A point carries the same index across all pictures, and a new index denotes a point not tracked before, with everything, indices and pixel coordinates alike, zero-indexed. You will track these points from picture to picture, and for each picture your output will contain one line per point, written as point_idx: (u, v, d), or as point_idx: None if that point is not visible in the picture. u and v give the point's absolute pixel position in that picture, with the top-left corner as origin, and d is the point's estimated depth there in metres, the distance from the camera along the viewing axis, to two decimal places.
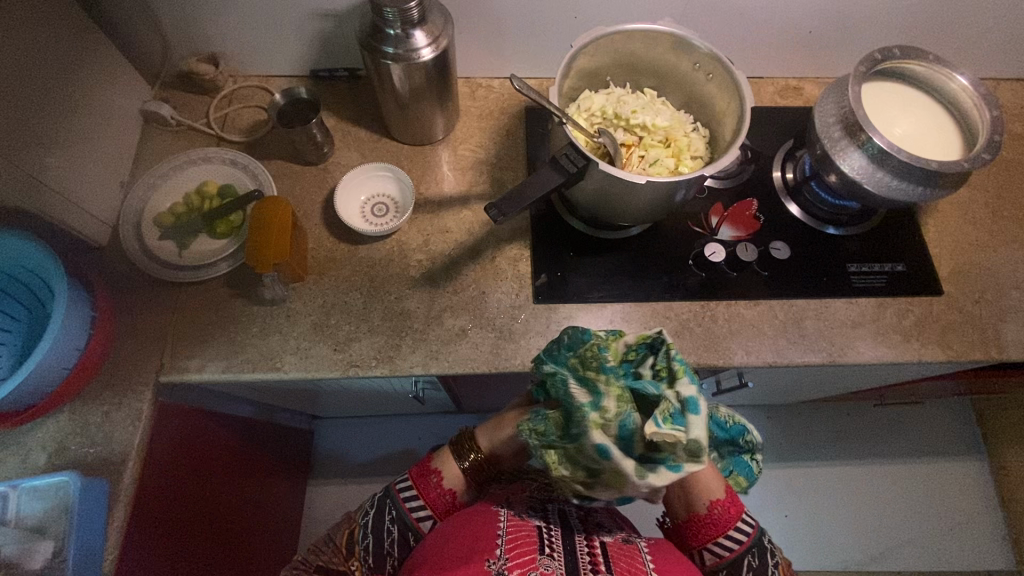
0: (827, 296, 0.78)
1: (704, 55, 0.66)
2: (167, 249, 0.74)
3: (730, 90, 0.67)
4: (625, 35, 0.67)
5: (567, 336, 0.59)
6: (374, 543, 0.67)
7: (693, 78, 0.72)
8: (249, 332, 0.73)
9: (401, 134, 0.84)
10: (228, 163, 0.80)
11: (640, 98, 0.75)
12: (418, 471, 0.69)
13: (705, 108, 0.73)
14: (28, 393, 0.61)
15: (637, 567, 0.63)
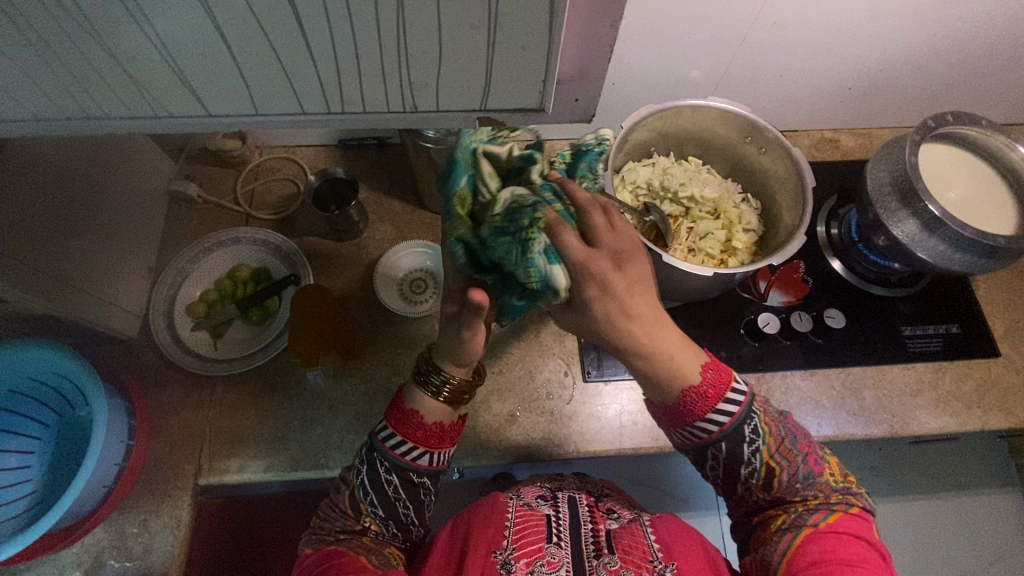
0: (883, 363, 0.76)
1: (760, 131, 0.64)
2: (201, 340, 0.71)
3: (787, 166, 0.65)
4: (677, 110, 0.65)
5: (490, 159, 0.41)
6: (380, 497, 0.57)
7: (743, 150, 0.69)
8: (290, 425, 0.69)
9: (436, 206, 0.81)
10: (259, 242, 0.77)
11: (686, 167, 0.72)
12: (398, 410, 0.58)
13: (755, 178, 0.71)
14: (68, 516, 0.58)
15: (642, 545, 0.61)
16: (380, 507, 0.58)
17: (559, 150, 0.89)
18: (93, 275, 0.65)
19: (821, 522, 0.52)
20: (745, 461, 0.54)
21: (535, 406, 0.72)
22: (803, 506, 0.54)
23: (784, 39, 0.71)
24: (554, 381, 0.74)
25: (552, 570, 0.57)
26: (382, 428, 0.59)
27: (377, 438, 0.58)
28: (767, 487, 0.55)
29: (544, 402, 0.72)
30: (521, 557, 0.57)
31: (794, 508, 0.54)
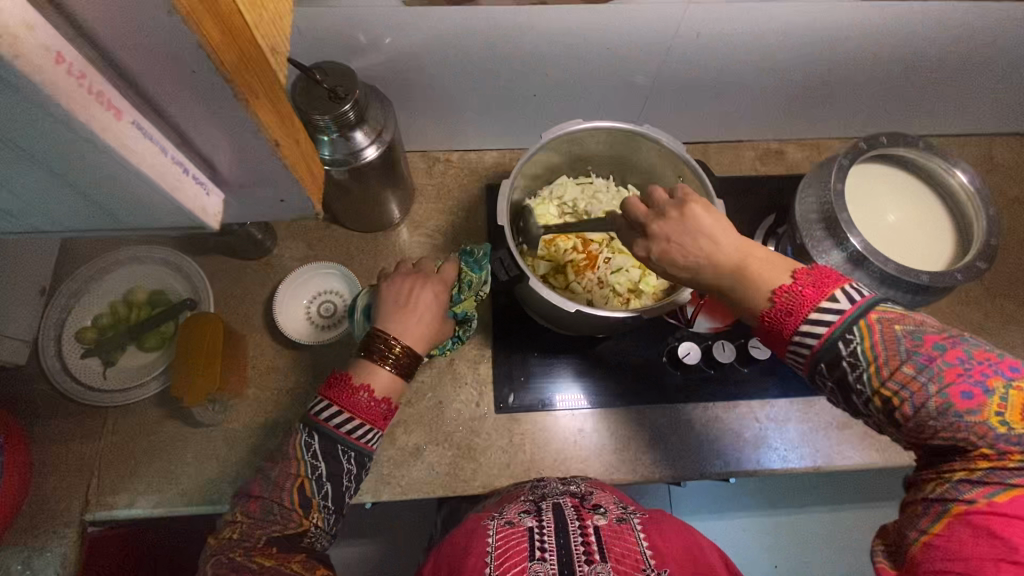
0: (811, 394, 0.73)
1: (687, 170, 0.60)
2: (91, 367, 0.68)
3: None
4: (602, 131, 0.61)
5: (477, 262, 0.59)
6: (336, 489, 0.51)
7: (668, 181, 0.66)
8: (183, 459, 0.67)
9: (350, 222, 0.77)
10: (157, 260, 0.72)
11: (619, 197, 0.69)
12: (340, 384, 0.52)
13: None
14: None
15: (634, 553, 0.52)
16: (331, 499, 0.51)
17: (487, 162, 0.84)
18: None
19: (984, 497, 0.36)
20: (854, 391, 0.41)
21: (443, 442, 0.69)
22: (969, 449, 0.37)
23: (711, 48, 0.66)
24: (464, 413, 0.70)
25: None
26: (316, 402, 0.52)
27: (315, 414, 0.51)
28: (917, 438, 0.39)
29: (452, 436, 0.69)
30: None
31: (951, 474, 0.38)
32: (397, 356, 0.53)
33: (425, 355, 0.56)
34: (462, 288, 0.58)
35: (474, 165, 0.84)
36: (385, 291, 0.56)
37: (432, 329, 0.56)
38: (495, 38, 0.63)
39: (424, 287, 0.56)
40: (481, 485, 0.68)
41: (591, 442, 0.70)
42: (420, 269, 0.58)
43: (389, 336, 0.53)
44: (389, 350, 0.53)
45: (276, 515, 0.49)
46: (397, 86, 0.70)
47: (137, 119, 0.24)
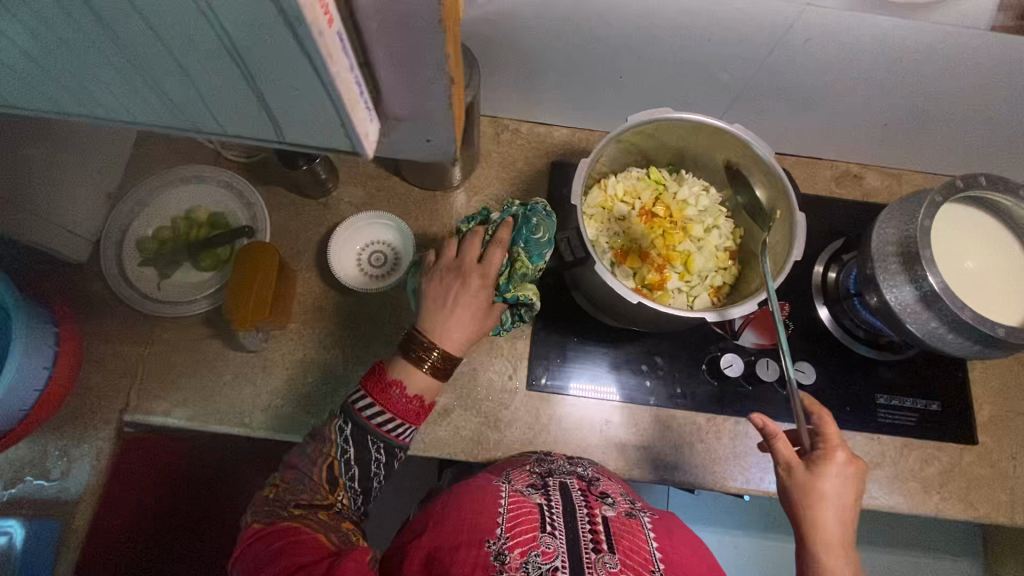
0: (847, 428, 0.71)
1: (775, 180, 0.58)
2: (147, 276, 0.69)
3: (784, 227, 0.58)
4: (692, 125, 0.59)
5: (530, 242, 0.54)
6: (362, 472, 0.53)
7: (751, 192, 0.63)
8: (221, 378, 0.68)
9: (413, 177, 0.77)
10: (223, 185, 0.74)
11: (695, 193, 0.67)
12: (380, 377, 0.53)
13: (752, 232, 0.65)
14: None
15: (643, 550, 0.53)
16: (358, 481, 0.53)
17: (556, 138, 0.82)
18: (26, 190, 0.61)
19: None
20: None
21: (470, 408, 0.70)
22: None
23: (817, 55, 0.63)
24: (496, 384, 0.71)
25: (547, 562, 0.49)
26: (355, 391, 0.53)
27: (351, 402, 0.53)
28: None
29: (481, 404, 0.70)
30: (515, 547, 0.50)
31: None
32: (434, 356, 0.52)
33: (464, 354, 0.54)
34: (512, 276, 0.54)
35: (543, 139, 0.82)
36: (430, 284, 0.55)
37: (472, 320, 0.53)
38: (595, 13, 0.60)
39: (464, 279, 0.53)
40: (501, 455, 0.68)
41: (616, 435, 0.70)
42: (462, 261, 0.55)
43: (425, 338, 0.52)
44: (427, 352, 0.52)
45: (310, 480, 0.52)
46: (482, 46, 0.69)
47: (340, 32, 0.24)
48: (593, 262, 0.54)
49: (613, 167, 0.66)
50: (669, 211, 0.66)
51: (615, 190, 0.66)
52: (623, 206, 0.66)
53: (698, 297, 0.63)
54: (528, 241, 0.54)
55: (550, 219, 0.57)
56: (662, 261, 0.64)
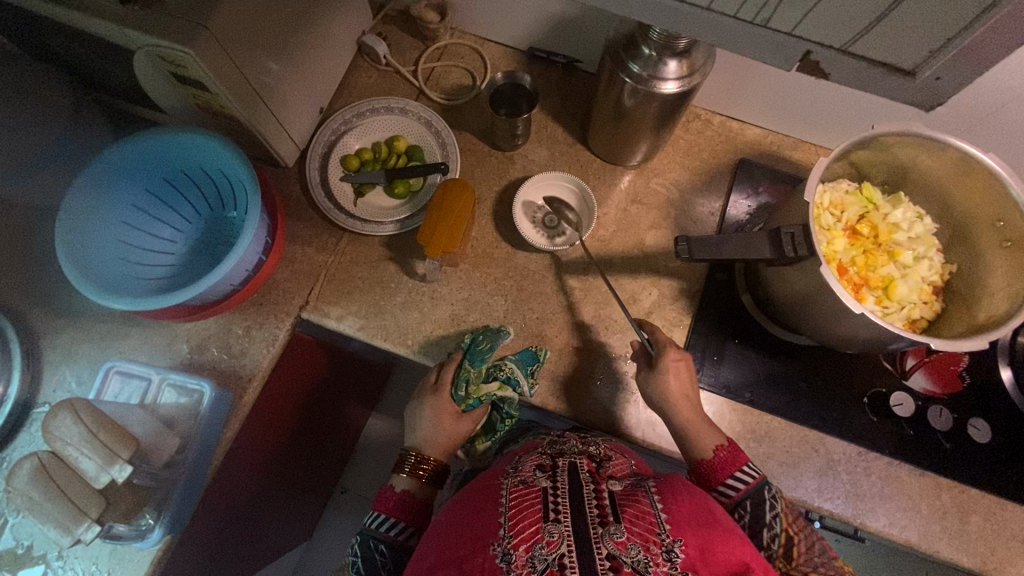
0: (1010, 498, 0.66)
1: (1021, 220, 0.54)
2: (344, 191, 0.74)
3: (1022, 270, 0.55)
4: (940, 146, 0.56)
5: (469, 372, 0.66)
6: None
7: (979, 229, 0.60)
8: (391, 299, 0.72)
9: (599, 148, 0.78)
10: (423, 121, 0.78)
11: (907, 215, 0.64)
12: (385, 495, 0.64)
13: (967, 269, 0.61)
14: (215, 292, 0.64)
15: (649, 517, 0.51)
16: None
17: (745, 136, 0.80)
18: (266, 88, 0.67)
19: None
20: None
21: (617, 383, 0.70)
22: None
23: None
24: None
25: (552, 551, 0.48)
26: (368, 516, 0.64)
27: (371, 526, 0.62)
28: (789, 558, 0.56)
29: (628, 382, 0.70)
30: (519, 544, 0.49)
31: None
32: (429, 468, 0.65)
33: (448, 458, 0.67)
34: (464, 389, 0.66)
35: (732, 136, 0.80)
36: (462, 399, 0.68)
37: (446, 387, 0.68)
38: None
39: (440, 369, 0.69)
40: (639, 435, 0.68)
41: (759, 444, 0.68)
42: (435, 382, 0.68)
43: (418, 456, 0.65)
44: (422, 465, 0.65)
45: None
46: None
47: None
48: (819, 263, 0.52)
49: (824, 174, 0.64)
50: (876, 232, 0.64)
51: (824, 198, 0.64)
52: (830, 216, 0.63)
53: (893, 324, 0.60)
54: (467, 367, 0.66)
55: (500, 338, 0.68)
56: (860, 281, 0.61)
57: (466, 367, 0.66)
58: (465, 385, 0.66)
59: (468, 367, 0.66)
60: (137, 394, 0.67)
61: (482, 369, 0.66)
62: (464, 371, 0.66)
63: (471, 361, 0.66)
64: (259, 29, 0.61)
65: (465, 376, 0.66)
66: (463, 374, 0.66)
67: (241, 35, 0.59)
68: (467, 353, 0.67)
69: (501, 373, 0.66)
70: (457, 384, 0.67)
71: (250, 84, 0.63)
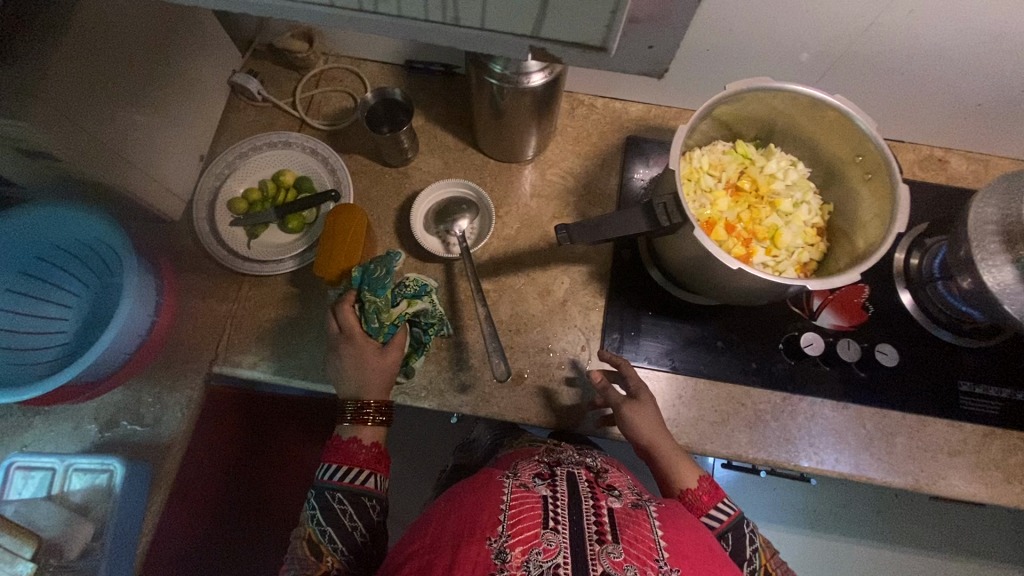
0: (928, 414, 0.69)
1: (875, 152, 0.57)
2: (236, 236, 0.72)
3: (884, 198, 0.57)
4: (791, 96, 0.58)
5: (373, 302, 0.63)
6: (337, 530, 0.58)
7: (845, 166, 0.62)
8: (304, 336, 0.71)
9: (490, 149, 0.78)
10: (308, 151, 0.76)
11: (780, 166, 0.66)
12: (336, 445, 0.63)
13: (842, 207, 0.64)
14: (106, 364, 0.61)
15: (648, 539, 0.52)
16: (337, 542, 0.58)
17: (631, 113, 0.82)
18: (129, 145, 0.63)
19: None
20: None
21: (543, 376, 0.71)
22: None
23: (919, 29, 0.61)
24: (569, 353, 0.72)
25: (548, 559, 0.49)
26: (322, 470, 0.61)
27: (323, 477, 0.60)
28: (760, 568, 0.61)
29: (554, 373, 0.71)
30: (516, 544, 0.49)
31: None
32: (372, 412, 0.63)
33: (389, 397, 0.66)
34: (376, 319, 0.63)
35: (618, 115, 0.82)
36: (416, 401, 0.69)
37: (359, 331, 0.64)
38: None
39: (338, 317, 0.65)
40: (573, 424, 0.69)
41: (688, 409, 0.69)
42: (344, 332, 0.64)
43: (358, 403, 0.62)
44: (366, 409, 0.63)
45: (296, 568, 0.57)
46: None
47: None
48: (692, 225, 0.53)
49: (697, 141, 0.66)
50: (756, 185, 0.66)
51: (700, 163, 0.66)
52: (710, 178, 0.65)
53: (785, 271, 0.62)
54: (369, 297, 0.63)
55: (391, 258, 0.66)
56: (748, 236, 0.63)
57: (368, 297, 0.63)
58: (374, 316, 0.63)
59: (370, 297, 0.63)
60: (44, 486, 0.64)
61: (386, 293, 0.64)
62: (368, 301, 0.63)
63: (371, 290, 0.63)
64: (101, 84, 0.58)
65: (371, 306, 0.63)
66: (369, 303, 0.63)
67: (80, 98, 0.56)
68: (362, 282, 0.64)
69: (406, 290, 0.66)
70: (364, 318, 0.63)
71: (106, 145, 0.60)
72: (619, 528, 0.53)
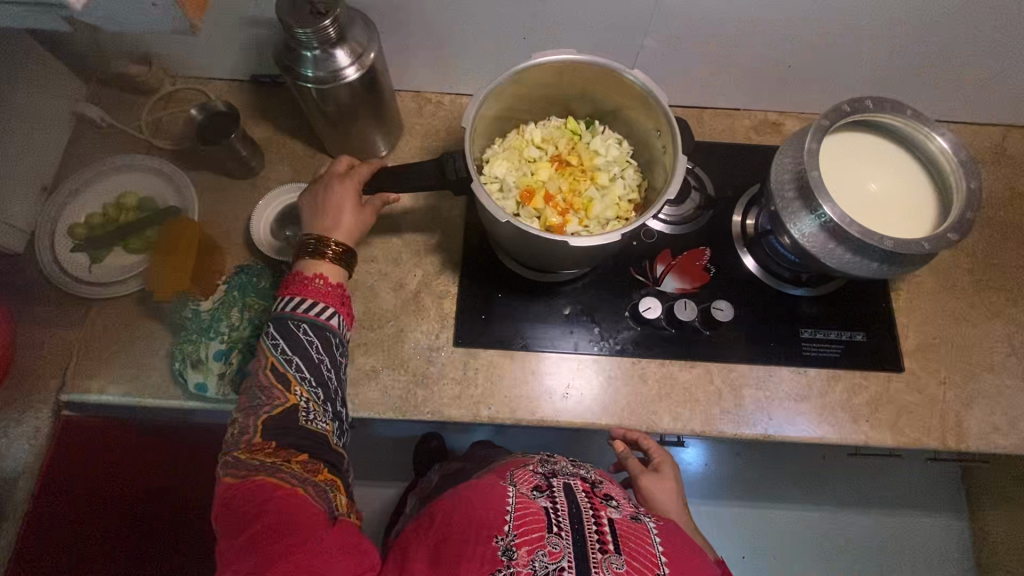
0: (774, 363, 0.72)
1: (665, 120, 0.59)
2: (78, 262, 0.72)
3: (673, 162, 0.59)
4: (590, 69, 0.60)
5: (260, 282, 0.71)
6: (305, 360, 0.58)
7: (652, 138, 0.65)
8: (154, 353, 0.70)
9: (337, 152, 0.80)
10: (155, 173, 0.78)
11: (600, 142, 0.69)
12: (295, 280, 0.61)
13: (654, 177, 0.66)
14: None
15: (649, 555, 0.56)
16: (307, 371, 0.58)
17: None
18: None
19: None
20: None
21: (398, 367, 0.71)
22: None
23: None
24: (423, 343, 0.72)
25: (554, 562, 0.52)
26: (284, 301, 0.60)
27: (284, 308, 0.59)
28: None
29: (408, 363, 0.71)
30: (522, 545, 0.53)
31: None
32: (334, 248, 0.63)
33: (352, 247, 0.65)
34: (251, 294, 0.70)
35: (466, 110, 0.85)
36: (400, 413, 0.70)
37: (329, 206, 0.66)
38: None
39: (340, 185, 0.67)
40: (429, 411, 0.69)
41: (543, 384, 0.70)
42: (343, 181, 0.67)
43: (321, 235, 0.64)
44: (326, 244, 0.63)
45: (263, 397, 0.57)
46: (386, 15, 0.72)
47: None
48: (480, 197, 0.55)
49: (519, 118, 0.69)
50: (581, 160, 0.68)
51: (523, 139, 0.68)
52: (537, 150, 0.68)
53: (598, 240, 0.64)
54: (258, 279, 0.71)
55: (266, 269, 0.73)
56: (566, 206, 0.66)
57: (260, 278, 0.71)
58: (251, 298, 0.70)
59: (254, 283, 0.71)
60: None
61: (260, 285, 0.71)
62: (254, 279, 0.71)
63: (260, 277, 0.72)
64: None
65: (252, 282, 0.71)
66: (253, 282, 0.71)
67: None
68: (253, 273, 0.72)
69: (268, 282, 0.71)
70: (243, 297, 0.70)
71: None
72: (615, 531, 0.57)
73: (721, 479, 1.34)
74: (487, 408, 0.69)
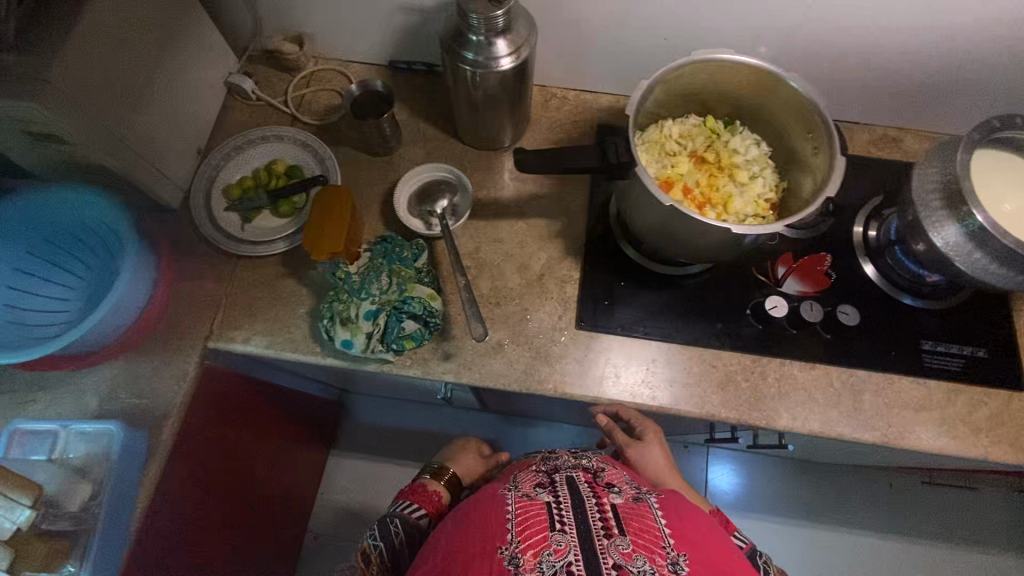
0: (894, 372, 0.72)
1: (822, 126, 0.61)
2: (231, 220, 0.76)
3: (827, 166, 0.61)
4: (750, 70, 0.63)
5: (405, 253, 0.75)
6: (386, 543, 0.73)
7: (800, 141, 0.67)
8: (295, 312, 0.74)
9: (469, 138, 0.83)
10: (299, 143, 0.82)
11: (742, 143, 0.71)
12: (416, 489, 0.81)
13: (795, 181, 0.68)
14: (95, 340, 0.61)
15: (653, 529, 0.57)
16: None
17: (601, 104, 0.88)
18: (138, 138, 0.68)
19: None
20: None
21: (522, 344, 0.73)
22: None
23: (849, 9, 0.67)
24: (546, 323, 0.75)
25: (560, 559, 0.52)
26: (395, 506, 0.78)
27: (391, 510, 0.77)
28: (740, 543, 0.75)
29: (532, 340, 0.74)
30: (527, 549, 0.53)
31: None
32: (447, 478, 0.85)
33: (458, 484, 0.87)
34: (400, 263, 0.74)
35: (589, 106, 0.88)
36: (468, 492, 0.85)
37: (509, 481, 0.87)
38: None
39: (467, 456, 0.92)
40: (552, 388, 0.71)
41: (662, 372, 0.72)
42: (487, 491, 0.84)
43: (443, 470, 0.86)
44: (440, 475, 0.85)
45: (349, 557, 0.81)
46: (536, 10, 0.76)
47: None
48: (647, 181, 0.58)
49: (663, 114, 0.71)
50: (720, 158, 0.71)
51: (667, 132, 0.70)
52: (677, 145, 0.70)
53: None
54: (403, 249, 0.75)
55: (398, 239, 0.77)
56: (708, 201, 0.68)
57: (404, 248, 0.75)
58: (400, 266, 0.73)
59: (396, 251, 0.74)
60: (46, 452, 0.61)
61: (402, 254, 0.74)
62: (399, 249, 0.75)
63: (401, 247, 0.75)
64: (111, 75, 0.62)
65: (397, 252, 0.74)
66: (401, 254, 0.74)
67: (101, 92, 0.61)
68: (392, 243, 0.75)
69: (415, 252, 0.75)
70: (394, 266, 0.73)
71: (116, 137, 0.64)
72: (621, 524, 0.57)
73: (782, 496, 1.33)
74: (607, 391, 0.71)
